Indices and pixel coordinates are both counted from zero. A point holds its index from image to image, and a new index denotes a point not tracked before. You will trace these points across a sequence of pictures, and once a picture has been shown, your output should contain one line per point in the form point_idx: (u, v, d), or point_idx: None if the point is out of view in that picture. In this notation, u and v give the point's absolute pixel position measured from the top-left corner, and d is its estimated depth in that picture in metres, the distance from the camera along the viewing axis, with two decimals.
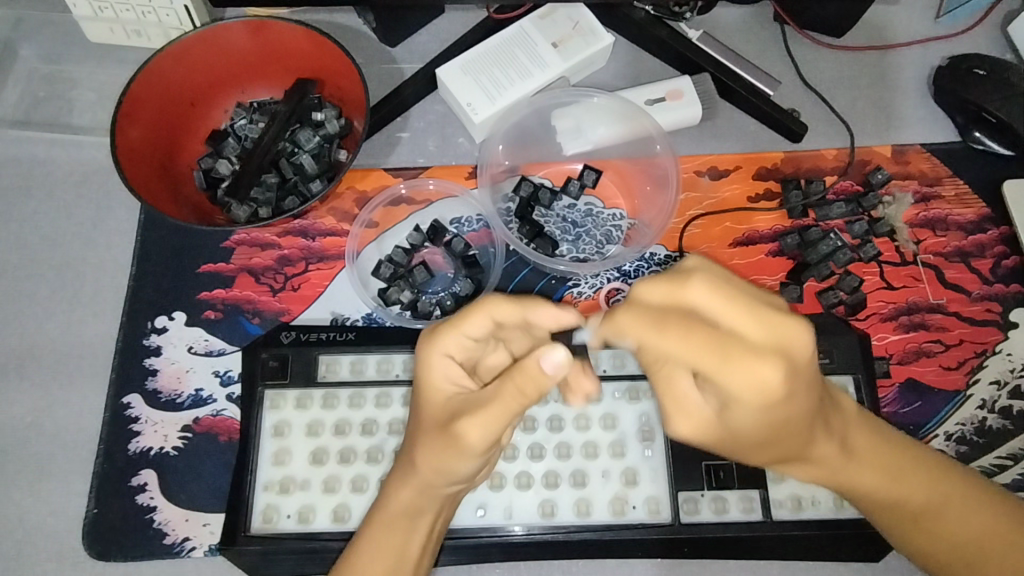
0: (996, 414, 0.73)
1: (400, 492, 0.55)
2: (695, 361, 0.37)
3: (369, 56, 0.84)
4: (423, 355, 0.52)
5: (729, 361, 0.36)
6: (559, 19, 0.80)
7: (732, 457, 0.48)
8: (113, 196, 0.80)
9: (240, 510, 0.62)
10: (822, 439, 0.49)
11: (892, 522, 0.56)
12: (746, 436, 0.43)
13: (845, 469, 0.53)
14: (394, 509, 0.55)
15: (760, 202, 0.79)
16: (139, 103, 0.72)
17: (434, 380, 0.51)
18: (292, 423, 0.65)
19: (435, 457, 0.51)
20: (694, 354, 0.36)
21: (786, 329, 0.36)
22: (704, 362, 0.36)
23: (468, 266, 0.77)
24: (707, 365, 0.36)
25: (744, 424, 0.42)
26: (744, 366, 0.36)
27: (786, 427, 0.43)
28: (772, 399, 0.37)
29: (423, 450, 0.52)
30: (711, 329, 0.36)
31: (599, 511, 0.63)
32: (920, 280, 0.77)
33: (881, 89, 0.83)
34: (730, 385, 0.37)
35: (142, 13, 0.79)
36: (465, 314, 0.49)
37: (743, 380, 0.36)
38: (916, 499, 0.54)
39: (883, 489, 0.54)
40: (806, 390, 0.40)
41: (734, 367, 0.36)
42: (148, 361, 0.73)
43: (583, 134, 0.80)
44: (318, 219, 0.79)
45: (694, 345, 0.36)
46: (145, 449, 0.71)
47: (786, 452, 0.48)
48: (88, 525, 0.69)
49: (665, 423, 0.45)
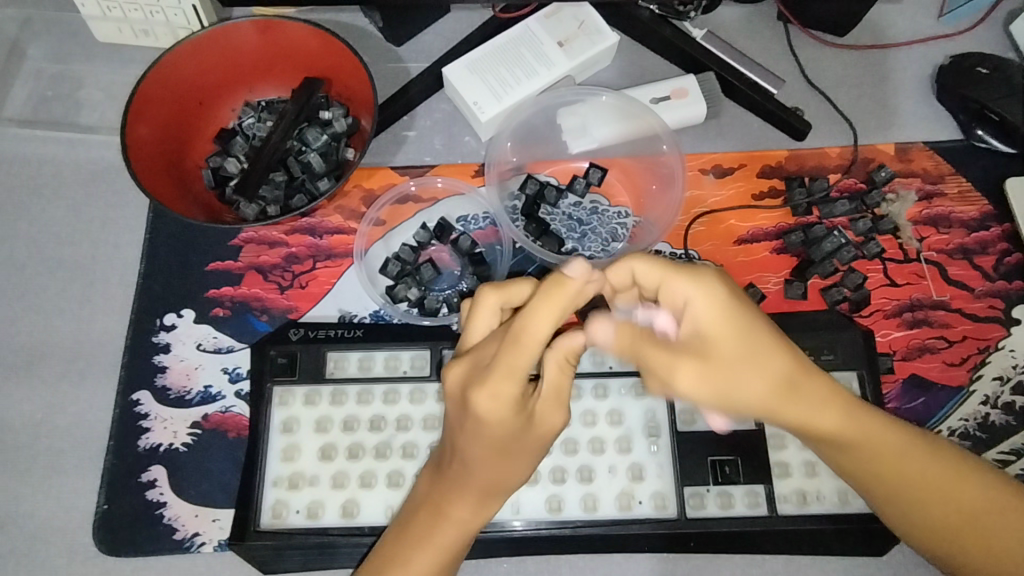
0: (999, 409, 0.73)
1: (467, 511, 0.56)
2: (663, 279, 0.51)
3: (375, 55, 0.85)
4: (474, 395, 0.51)
5: (681, 273, 0.50)
6: (565, 18, 0.81)
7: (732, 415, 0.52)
8: (121, 195, 0.81)
9: (250, 505, 0.63)
10: (820, 388, 0.52)
11: (888, 496, 0.53)
12: (733, 361, 0.50)
13: (856, 424, 0.52)
14: (464, 526, 0.56)
15: (764, 200, 0.80)
16: (149, 101, 0.73)
17: (508, 417, 0.52)
18: (301, 419, 0.65)
19: (519, 464, 0.55)
20: (652, 264, 0.51)
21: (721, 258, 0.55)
22: (669, 275, 0.51)
23: (474, 265, 0.78)
24: (663, 270, 0.51)
25: (716, 344, 0.51)
26: (687, 279, 0.50)
27: (770, 369, 0.51)
28: (727, 314, 0.50)
29: (495, 470, 0.55)
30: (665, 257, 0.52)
31: (605, 506, 0.63)
32: (924, 277, 0.78)
33: (885, 88, 0.84)
34: (684, 288, 0.50)
35: (150, 12, 0.79)
36: (519, 351, 0.49)
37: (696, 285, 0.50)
38: (919, 469, 0.53)
39: (889, 453, 0.53)
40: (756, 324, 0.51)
41: (686, 278, 0.50)
42: (157, 358, 0.74)
43: (588, 133, 0.82)
44: (325, 218, 0.79)
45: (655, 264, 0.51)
46: (155, 446, 0.71)
47: (783, 392, 0.51)
48: (98, 521, 0.69)
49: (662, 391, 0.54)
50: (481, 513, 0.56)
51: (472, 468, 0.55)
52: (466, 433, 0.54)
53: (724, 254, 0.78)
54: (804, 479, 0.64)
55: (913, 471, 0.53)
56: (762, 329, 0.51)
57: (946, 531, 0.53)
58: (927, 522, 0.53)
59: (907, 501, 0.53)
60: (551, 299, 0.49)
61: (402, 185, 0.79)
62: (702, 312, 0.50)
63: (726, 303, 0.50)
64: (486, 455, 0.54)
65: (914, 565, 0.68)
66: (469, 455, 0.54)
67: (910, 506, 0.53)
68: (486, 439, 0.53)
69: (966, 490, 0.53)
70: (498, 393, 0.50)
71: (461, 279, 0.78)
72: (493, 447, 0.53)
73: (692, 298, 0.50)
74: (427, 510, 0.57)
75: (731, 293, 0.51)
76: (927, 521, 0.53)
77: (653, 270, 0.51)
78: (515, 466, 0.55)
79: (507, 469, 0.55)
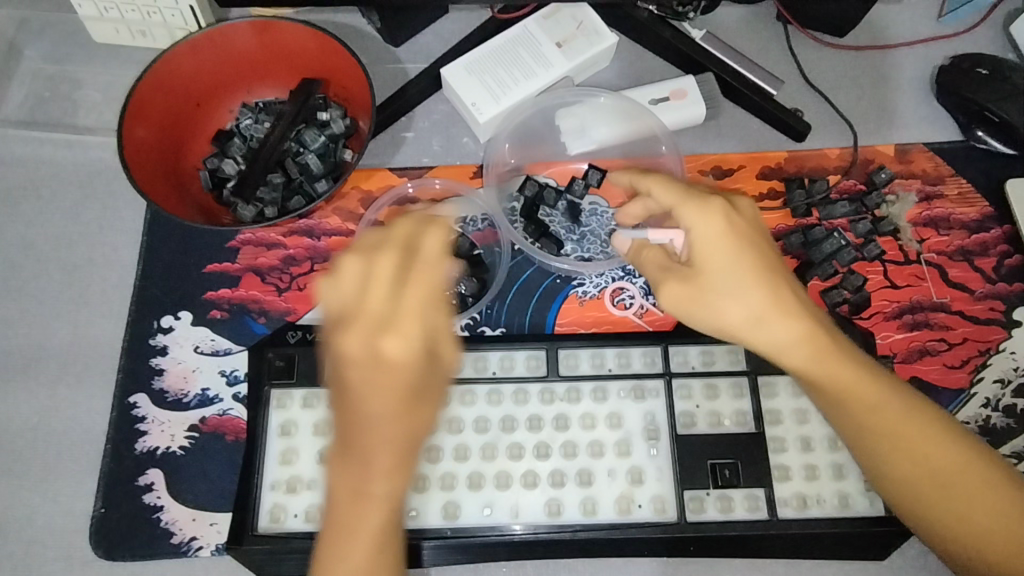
0: (1000, 412, 0.73)
1: (392, 482, 0.50)
2: (672, 203, 0.57)
3: (373, 56, 0.84)
4: (375, 346, 0.50)
5: (689, 198, 0.56)
6: (564, 19, 0.80)
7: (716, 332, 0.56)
8: (118, 197, 0.80)
9: (247, 509, 0.62)
10: (801, 325, 0.54)
11: (866, 449, 0.55)
12: (721, 282, 0.55)
13: (828, 363, 0.54)
14: (388, 499, 0.50)
15: (764, 201, 0.80)
16: (146, 103, 0.72)
17: (412, 356, 0.50)
18: (299, 423, 0.65)
19: (431, 415, 0.52)
20: (670, 192, 0.57)
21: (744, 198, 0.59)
22: (677, 198, 0.57)
23: (473, 267, 0.76)
24: (677, 199, 0.57)
25: (708, 260, 0.55)
26: (694, 203, 0.56)
27: (750, 298, 0.54)
28: (728, 238, 0.55)
29: (405, 422, 0.50)
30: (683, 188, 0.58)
31: (605, 510, 0.63)
32: (923, 279, 0.77)
33: (885, 88, 0.84)
34: (690, 216, 0.56)
35: (147, 12, 0.79)
36: (406, 283, 0.51)
37: (701, 213, 0.55)
38: (897, 423, 0.54)
39: (866, 401, 0.54)
40: (755, 246, 0.55)
41: (692, 202, 0.56)
42: (154, 361, 0.74)
43: (586, 134, 0.81)
44: (323, 219, 0.79)
45: (670, 190, 0.58)
46: (152, 449, 0.71)
47: (762, 320, 0.54)
48: (95, 526, 0.69)
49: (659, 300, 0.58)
50: (404, 480, 0.51)
51: (382, 431, 0.50)
52: (369, 392, 0.49)
53: None
54: (804, 483, 0.64)
55: (891, 415, 0.54)
56: (751, 262, 0.55)
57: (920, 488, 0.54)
58: (899, 479, 0.54)
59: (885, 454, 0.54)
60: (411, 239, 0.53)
61: (398, 187, 0.78)
62: (699, 238, 0.55)
63: (728, 227, 0.55)
64: (397, 410, 0.50)
65: (915, 569, 0.68)
66: (377, 413, 0.50)
67: (884, 459, 0.54)
68: (396, 389, 0.49)
69: (935, 446, 0.54)
70: (406, 332, 0.50)
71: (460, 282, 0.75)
72: (403, 399, 0.50)
73: (693, 225, 0.55)
74: (343, 501, 0.50)
75: (736, 228, 0.55)
76: (897, 475, 0.54)
77: (669, 195, 0.57)
78: (427, 414, 0.52)
79: (421, 419, 0.51)
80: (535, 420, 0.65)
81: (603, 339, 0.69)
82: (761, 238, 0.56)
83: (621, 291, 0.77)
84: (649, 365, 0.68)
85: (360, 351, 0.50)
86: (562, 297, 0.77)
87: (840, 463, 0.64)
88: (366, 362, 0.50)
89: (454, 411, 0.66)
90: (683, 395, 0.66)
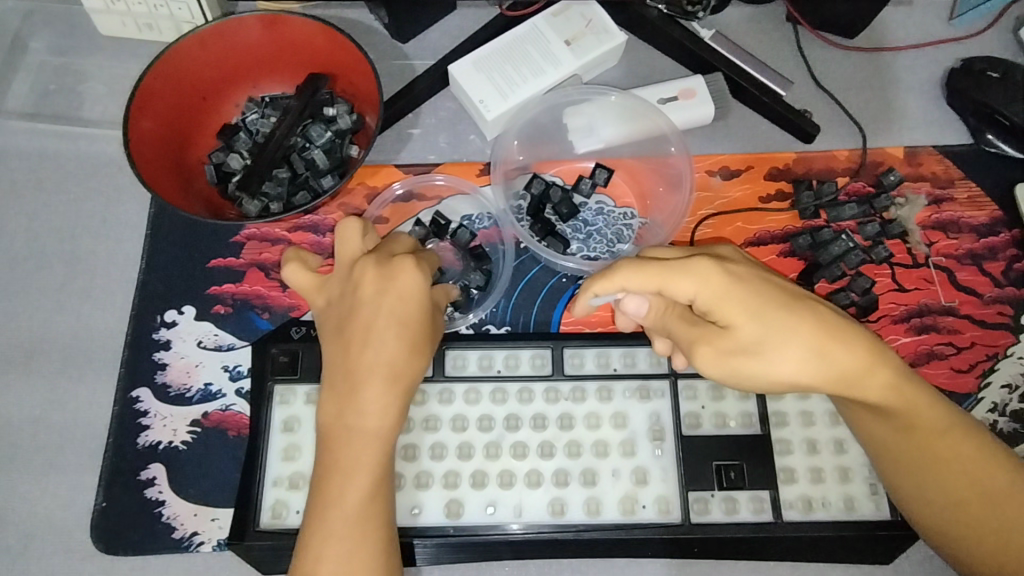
0: (1008, 417, 0.72)
1: (383, 409, 0.52)
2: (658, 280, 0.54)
3: (380, 52, 0.84)
4: (392, 277, 0.54)
5: (676, 265, 0.54)
6: (572, 17, 0.80)
7: (775, 381, 0.52)
8: (123, 190, 0.80)
9: (249, 505, 0.62)
10: (863, 343, 0.52)
11: (927, 466, 0.55)
12: (753, 332, 0.52)
13: (891, 392, 0.53)
14: (379, 426, 0.52)
15: (772, 202, 0.79)
16: (151, 95, 0.72)
17: (417, 289, 0.55)
18: (302, 418, 0.65)
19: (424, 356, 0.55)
20: (645, 269, 0.54)
21: (710, 249, 0.58)
22: (661, 272, 0.54)
23: (476, 262, 0.76)
24: (655, 272, 0.54)
25: (735, 310, 0.53)
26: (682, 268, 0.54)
27: (793, 335, 0.52)
28: (730, 285, 0.53)
29: (403, 350, 0.54)
30: (653, 262, 0.54)
31: (608, 510, 0.62)
32: (932, 282, 0.77)
33: (894, 90, 0.83)
34: (688, 280, 0.53)
35: (154, 5, 0.79)
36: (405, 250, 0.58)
37: (694, 272, 0.53)
38: (955, 435, 0.55)
39: (932, 418, 0.54)
40: (761, 284, 0.54)
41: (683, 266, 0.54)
42: (157, 355, 0.73)
43: (594, 132, 0.81)
44: (328, 215, 0.79)
45: (648, 266, 0.54)
46: (155, 443, 0.71)
47: (822, 350, 0.51)
48: (96, 519, 0.68)
49: (700, 362, 0.54)
50: (395, 416, 0.53)
51: (389, 358, 0.53)
52: (379, 309, 0.54)
53: None
54: (810, 485, 0.63)
55: (939, 437, 0.54)
56: (772, 302, 0.53)
57: (979, 502, 0.54)
58: (957, 494, 0.54)
59: (942, 469, 0.55)
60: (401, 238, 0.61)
61: (386, 192, 0.78)
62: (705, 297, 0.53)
63: (729, 274, 0.54)
64: (400, 337, 0.54)
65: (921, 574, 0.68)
66: (381, 333, 0.53)
67: (934, 479, 0.55)
68: (405, 321, 0.54)
69: (980, 469, 0.54)
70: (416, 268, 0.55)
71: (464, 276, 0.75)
72: (407, 327, 0.54)
73: (695, 285, 0.53)
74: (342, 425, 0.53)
75: (731, 272, 0.54)
76: (954, 490, 0.54)
77: (647, 279, 0.54)
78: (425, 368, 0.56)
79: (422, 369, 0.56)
80: (540, 419, 0.65)
81: (608, 338, 0.69)
82: (755, 274, 0.54)
83: None
84: (655, 365, 0.67)
85: (383, 277, 0.55)
86: (567, 297, 0.76)
87: (846, 466, 0.64)
88: (386, 292, 0.54)
89: (458, 408, 0.66)
90: (689, 395, 0.66)
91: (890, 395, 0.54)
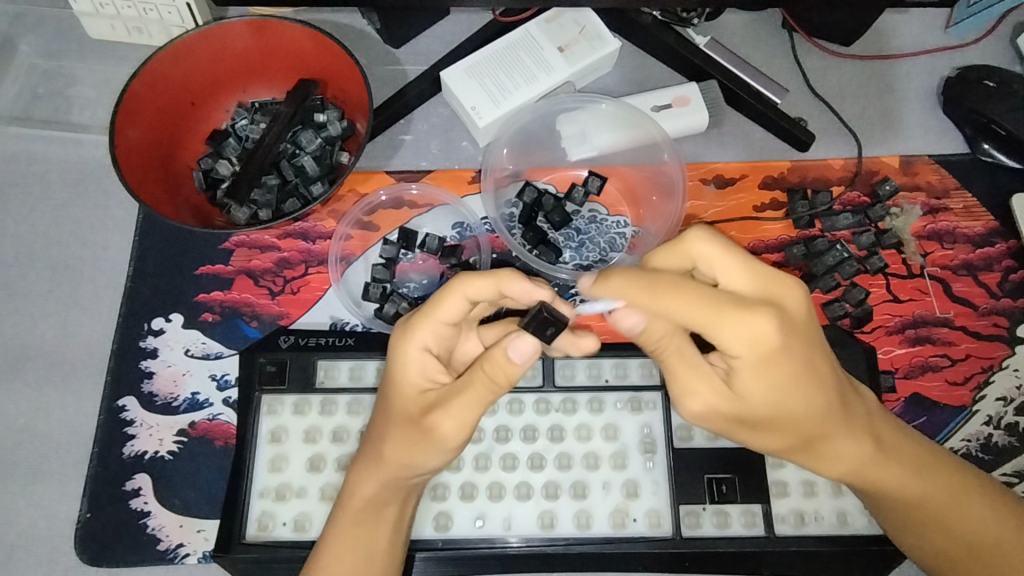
0: (1002, 430, 0.72)
1: (368, 483, 0.57)
2: (699, 314, 0.50)
3: (372, 57, 0.83)
4: (401, 340, 0.56)
5: (724, 312, 0.50)
6: (566, 23, 0.79)
7: (757, 440, 0.56)
8: (111, 195, 0.79)
9: (234, 517, 0.61)
10: (841, 425, 0.55)
11: (914, 526, 0.58)
12: (757, 406, 0.53)
13: (882, 457, 0.57)
14: (369, 497, 0.57)
15: (766, 212, 0.79)
16: (138, 102, 0.71)
17: (412, 374, 0.56)
18: (289, 429, 0.64)
19: (417, 449, 0.55)
20: (697, 309, 0.49)
21: (778, 288, 0.52)
22: (707, 313, 0.50)
23: (448, 255, 0.77)
24: (705, 314, 0.50)
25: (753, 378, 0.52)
26: (729, 317, 0.50)
27: (797, 412, 0.53)
28: (770, 353, 0.51)
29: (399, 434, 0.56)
30: (711, 296, 0.50)
31: (599, 523, 0.62)
32: (926, 293, 0.76)
33: (890, 99, 0.83)
34: (731, 333, 0.50)
35: (143, 9, 0.78)
36: (440, 301, 0.55)
37: (743, 327, 0.50)
38: (933, 492, 0.58)
39: (910, 485, 0.57)
40: (805, 355, 0.52)
41: (728, 316, 0.50)
42: (143, 363, 0.73)
43: (586, 139, 0.79)
44: (318, 222, 0.78)
45: (699, 305, 0.49)
46: (140, 453, 0.70)
47: (806, 432, 0.54)
48: (80, 530, 0.68)
49: (677, 404, 0.55)
50: (384, 498, 0.57)
51: (386, 430, 0.57)
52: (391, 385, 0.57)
53: None
54: (802, 499, 0.62)
55: (932, 494, 0.58)
56: (801, 375, 0.52)
57: (962, 552, 0.58)
58: (942, 547, 0.58)
59: (928, 528, 0.58)
60: (489, 273, 0.54)
61: (371, 195, 0.78)
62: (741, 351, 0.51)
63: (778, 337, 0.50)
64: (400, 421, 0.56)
65: None
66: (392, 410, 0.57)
67: (925, 531, 0.58)
68: (409, 394, 0.56)
69: (969, 522, 0.58)
70: (415, 341, 0.55)
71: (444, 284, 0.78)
72: (400, 412, 0.56)
73: (733, 340, 0.50)
74: (343, 496, 0.58)
75: (781, 340, 0.51)
76: (939, 545, 0.58)
77: (698, 312, 0.49)
78: (429, 447, 0.55)
79: (421, 450, 0.55)
80: (530, 430, 0.64)
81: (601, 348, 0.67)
82: (806, 343, 0.52)
83: None
84: (646, 375, 0.66)
85: (397, 338, 0.56)
86: None
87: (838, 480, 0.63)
88: (393, 353, 0.56)
89: None
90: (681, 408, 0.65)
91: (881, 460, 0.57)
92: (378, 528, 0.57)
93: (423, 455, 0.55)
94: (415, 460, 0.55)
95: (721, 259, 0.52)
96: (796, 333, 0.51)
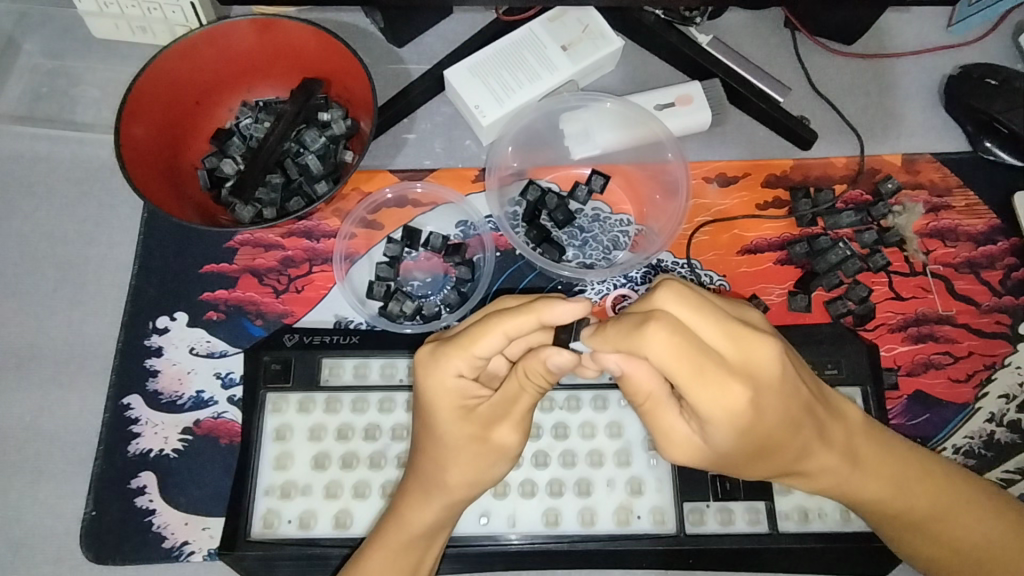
0: (1005, 427, 0.72)
1: (422, 511, 0.56)
2: (675, 371, 0.45)
3: (376, 56, 0.83)
4: (433, 369, 0.53)
5: (703, 375, 0.44)
6: (570, 21, 0.79)
7: (741, 474, 0.54)
8: (116, 194, 0.79)
9: (240, 516, 0.61)
10: (816, 452, 0.53)
11: (897, 532, 0.57)
12: (733, 456, 0.50)
13: (863, 479, 0.56)
14: (417, 526, 0.56)
15: (769, 210, 0.79)
16: (144, 101, 0.71)
17: (449, 398, 0.54)
18: (295, 427, 0.64)
19: (479, 465, 0.56)
20: (677, 362, 0.44)
21: (755, 343, 0.46)
22: (684, 371, 0.44)
23: (452, 253, 0.77)
24: (682, 373, 0.44)
25: (721, 437, 0.48)
26: (710, 380, 0.45)
27: (773, 450, 0.50)
28: (742, 416, 0.46)
29: (455, 459, 0.55)
30: (692, 352, 0.44)
31: (603, 521, 0.62)
32: (929, 291, 0.76)
33: (893, 98, 0.83)
34: (705, 396, 0.45)
35: (147, 8, 0.78)
36: (478, 336, 0.51)
37: (717, 391, 0.45)
38: (919, 504, 0.56)
39: (892, 499, 0.56)
40: (782, 406, 0.48)
41: (704, 380, 0.45)
42: (148, 361, 0.73)
43: (590, 138, 0.79)
44: (322, 221, 0.78)
45: (682, 359, 0.44)
46: (145, 451, 0.70)
47: (785, 461, 0.53)
48: (87, 528, 0.68)
49: (660, 452, 0.53)
50: (446, 517, 0.57)
51: (439, 457, 0.56)
52: (429, 412, 0.55)
53: (728, 264, 0.77)
54: (806, 496, 0.62)
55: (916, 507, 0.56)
56: (777, 424, 0.48)
57: (950, 556, 0.57)
58: (931, 551, 0.57)
59: (915, 535, 0.57)
60: (524, 308, 0.50)
61: (375, 194, 0.78)
62: (712, 413, 0.46)
63: (751, 403, 0.46)
64: (453, 443, 0.55)
65: None
66: (439, 435, 0.55)
67: (916, 538, 0.57)
68: (454, 415, 0.55)
69: (958, 526, 0.57)
70: (450, 370, 0.53)
71: (449, 283, 0.78)
72: (439, 435, 0.55)
73: (705, 402, 0.45)
74: (393, 521, 0.57)
75: (751, 403, 0.46)
76: (928, 551, 0.57)
77: (677, 368, 0.44)
78: (492, 459, 0.56)
79: (487, 464, 0.56)
80: (534, 429, 0.65)
81: None
82: (782, 395, 0.47)
83: (622, 299, 0.76)
84: None
85: (429, 365, 0.53)
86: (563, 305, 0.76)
87: None
88: (427, 383, 0.54)
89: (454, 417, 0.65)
90: None
91: (860, 483, 0.56)
92: (427, 551, 0.57)
93: (486, 467, 0.56)
94: (481, 475, 0.56)
95: (694, 322, 0.45)
96: (771, 390, 0.46)
